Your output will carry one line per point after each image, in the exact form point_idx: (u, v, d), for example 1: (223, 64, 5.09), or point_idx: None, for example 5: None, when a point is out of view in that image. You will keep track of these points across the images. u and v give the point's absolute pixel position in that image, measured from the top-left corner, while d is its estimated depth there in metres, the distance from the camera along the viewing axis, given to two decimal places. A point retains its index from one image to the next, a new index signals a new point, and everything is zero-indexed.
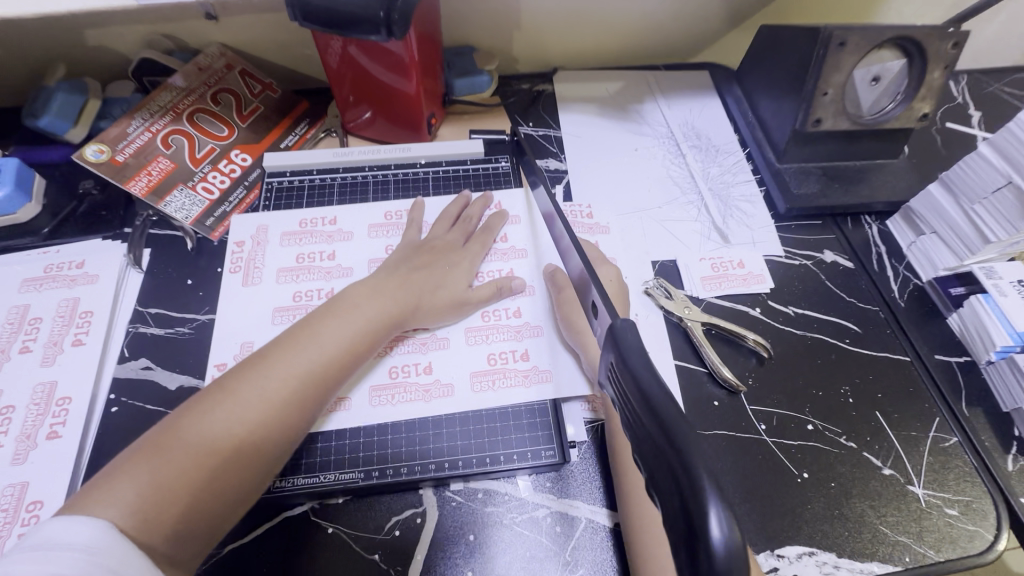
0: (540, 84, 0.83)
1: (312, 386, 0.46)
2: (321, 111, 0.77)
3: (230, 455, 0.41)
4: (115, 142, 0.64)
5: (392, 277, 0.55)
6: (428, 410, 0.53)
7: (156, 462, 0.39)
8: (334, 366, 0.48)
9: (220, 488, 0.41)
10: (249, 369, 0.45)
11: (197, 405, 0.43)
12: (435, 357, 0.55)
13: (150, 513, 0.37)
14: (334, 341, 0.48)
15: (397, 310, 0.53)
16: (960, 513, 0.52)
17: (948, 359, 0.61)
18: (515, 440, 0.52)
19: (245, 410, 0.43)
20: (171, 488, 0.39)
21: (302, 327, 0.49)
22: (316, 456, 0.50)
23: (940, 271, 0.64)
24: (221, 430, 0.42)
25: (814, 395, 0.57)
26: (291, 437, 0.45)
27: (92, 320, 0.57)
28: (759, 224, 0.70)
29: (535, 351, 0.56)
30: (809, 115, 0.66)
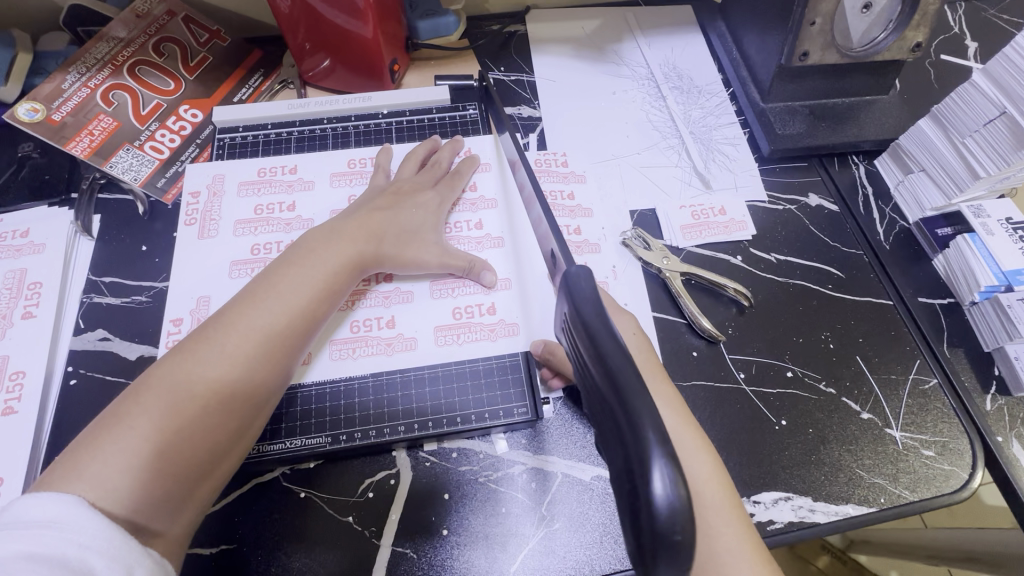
0: (511, 24, 0.77)
1: (278, 342, 0.43)
2: (275, 59, 0.71)
3: (198, 418, 0.39)
4: (50, 100, 0.59)
5: (353, 220, 0.51)
6: (394, 363, 0.51)
7: (117, 434, 0.37)
8: (300, 318, 0.45)
9: (190, 453, 0.39)
10: (208, 330, 0.42)
11: (156, 373, 0.40)
12: (399, 311, 0.53)
13: (115, 482, 0.35)
14: (296, 292, 0.45)
15: (360, 259, 0.49)
16: (936, 454, 0.52)
17: (931, 301, 0.59)
18: (486, 399, 0.51)
19: (207, 374, 0.40)
20: (138, 460, 0.37)
21: (260, 282, 0.45)
22: (281, 422, 0.49)
23: (926, 211, 0.62)
24: (182, 396, 0.39)
25: (793, 342, 0.56)
26: (263, 397, 0.43)
27: (41, 292, 0.54)
28: (742, 168, 0.67)
29: (503, 304, 0.54)
30: (795, 48, 0.62)
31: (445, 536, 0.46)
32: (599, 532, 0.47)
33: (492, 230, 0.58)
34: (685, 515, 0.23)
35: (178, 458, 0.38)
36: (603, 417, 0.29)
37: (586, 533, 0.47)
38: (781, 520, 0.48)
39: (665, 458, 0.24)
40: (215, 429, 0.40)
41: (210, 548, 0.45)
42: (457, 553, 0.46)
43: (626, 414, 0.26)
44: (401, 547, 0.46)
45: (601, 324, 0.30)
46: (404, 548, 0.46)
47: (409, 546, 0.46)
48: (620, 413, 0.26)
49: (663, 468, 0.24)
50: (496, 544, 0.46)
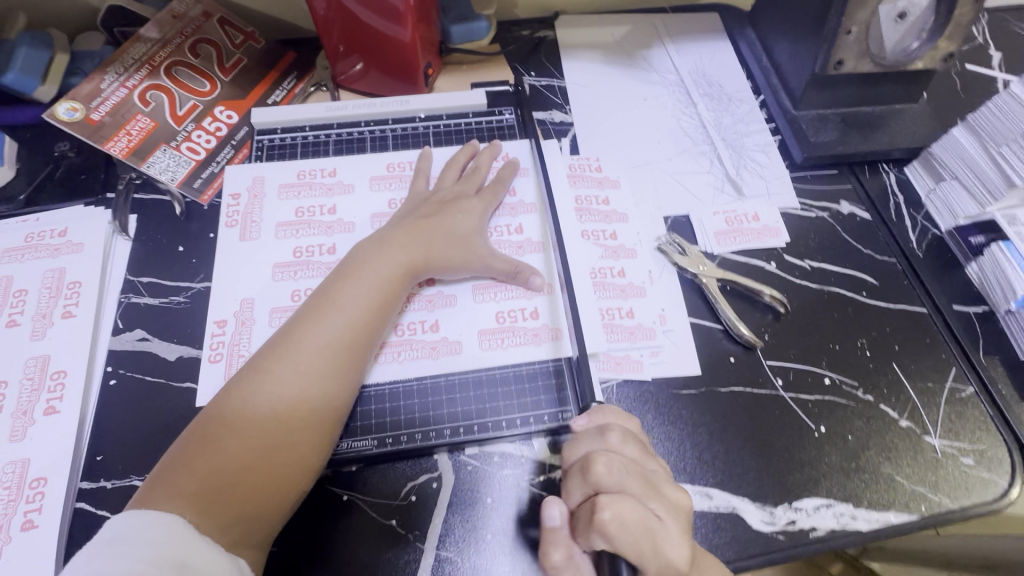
0: (541, 30, 0.78)
1: (344, 356, 0.45)
2: (308, 62, 0.71)
3: (279, 435, 0.41)
4: (89, 100, 0.59)
5: (401, 229, 0.52)
6: (439, 367, 0.51)
7: (207, 452, 0.40)
8: (362, 327, 0.46)
9: (275, 470, 0.41)
10: (278, 348, 0.44)
11: (235, 393, 0.42)
12: (442, 315, 0.53)
13: (211, 502, 0.39)
14: (355, 303, 0.46)
15: (409, 266, 0.50)
16: (975, 462, 0.52)
17: (965, 309, 0.60)
18: (530, 403, 0.51)
19: (282, 391, 0.42)
20: (228, 477, 0.39)
21: (323, 295, 0.47)
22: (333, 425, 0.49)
23: (960, 220, 0.62)
24: (264, 415, 0.42)
25: (830, 349, 0.56)
26: (337, 409, 0.44)
27: (81, 291, 0.54)
28: (773, 175, 0.67)
29: (545, 309, 0.54)
30: (830, 57, 0.62)
31: (488, 540, 0.46)
32: None
33: (532, 234, 0.59)
34: None
35: (263, 471, 0.40)
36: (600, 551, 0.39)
37: None
38: (824, 527, 0.48)
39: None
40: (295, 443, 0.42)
41: None
42: (501, 558, 0.46)
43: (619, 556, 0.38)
44: (444, 552, 0.46)
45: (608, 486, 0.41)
46: (447, 552, 0.46)
47: (452, 550, 0.46)
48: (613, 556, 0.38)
49: None
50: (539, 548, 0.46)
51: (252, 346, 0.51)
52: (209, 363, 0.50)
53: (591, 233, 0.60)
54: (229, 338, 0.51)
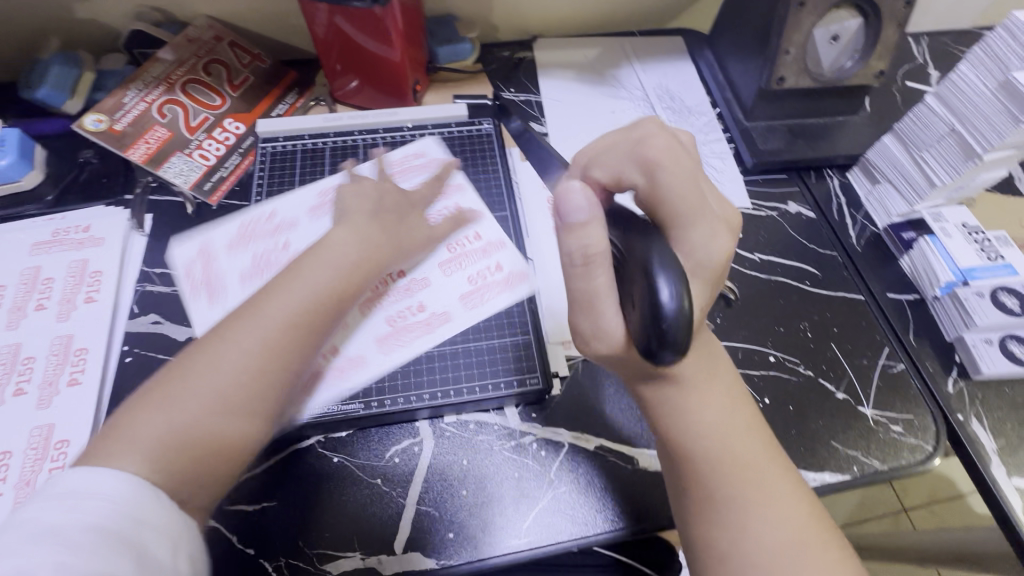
0: (520, 51, 0.86)
1: (311, 328, 0.44)
2: (308, 80, 0.79)
3: (238, 401, 0.41)
4: (113, 112, 0.67)
5: (373, 216, 0.53)
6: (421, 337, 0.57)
7: (162, 410, 0.39)
8: (333, 301, 0.46)
9: (231, 434, 0.41)
10: (244, 315, 0.43)
11: (194, 354, 0.42)
12: (423, 295, 0.59)
13: (165, 459, 0.38)
14: (323, 278, 0.46)
15: (383, 246, 0.51)
16: (904, 429, 0.58)
17: (898, 297, 0.66)
18: (501, 371, 0.57)
19: (244, 355, 0.41)
20: (183, 435, 0.39)
21: (291, 266, 0.46)
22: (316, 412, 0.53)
23: (893, 217, 0.69)
24: (225, 379, 0.41)
25: (776, 330, 0.63)
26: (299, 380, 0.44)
27: (101, 280, 0.61)
28: (728, 179, 0.74)
29: (506, 260, 0.62)
30: (773, 73, 0.70)
31: (464, 496, 0.52)
32: (604, 496, 0.52)
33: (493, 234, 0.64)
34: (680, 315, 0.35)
35: (219, 433, 0.40)
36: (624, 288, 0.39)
37: (590, 495, 0.52)
38: None
39: (670, 280, 0.35)
40: (263, 406, 0.42)
41: (253, 506, 0.51)
42: (474, 511, 0.51)
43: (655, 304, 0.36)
44: (423, 506, 0.51)
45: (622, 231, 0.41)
46: (426, 506, 0.51)
47: (432, 505, 0.51)
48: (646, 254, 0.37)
49: (670, 286, 0.35)
50: (509, 503, 0.52)
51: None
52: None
53: None
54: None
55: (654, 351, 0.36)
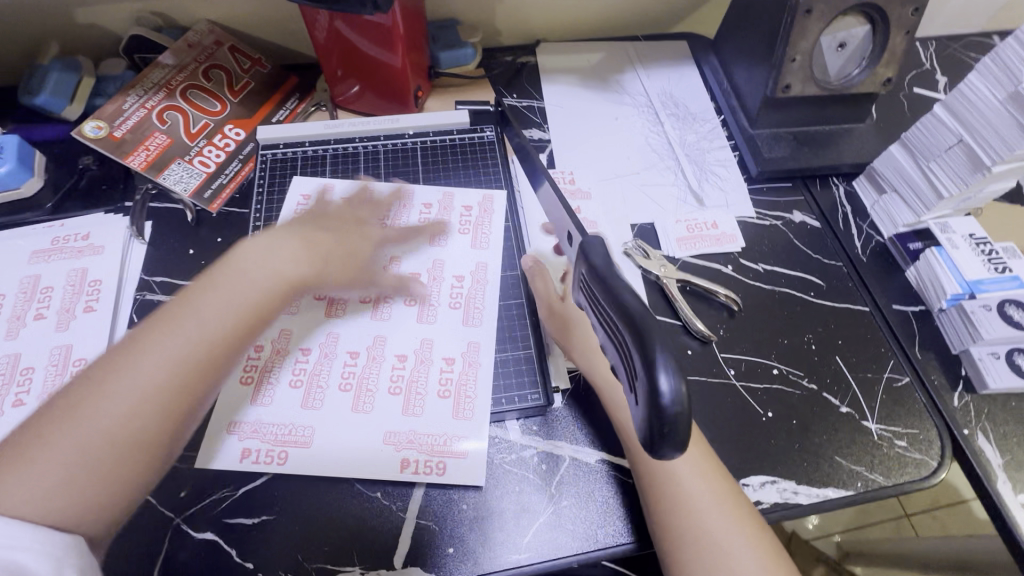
0: (523, 56, 0.85)
1: (204, 360, 0.44)
2: (310, 85, 0.78)
3: (121, 438, 0.40)
4: (112, 118, 0.66)
5: (297, 235, 0.53)
6: (415, 330, 0.58)
7: (42, 448, 0.38)
8: (229, 332, 0.45)
9: (116, 470, 0.40)
10: (132, 347, 0.42)
11: (79, 389, 0.41)
12: (452, 273, 0.63)
13: (47, 498, 0.37)
14: (221, 310, 0.45)
15: (297, 274, 0.50)
16: (909, 444, 0.57)
17: (904, 309, 0.65)
18: (504, 385, 0.57)
19: (133, 389, 0.41)
20: (62, 474, 0.38)
21: (180, 300, 0.45)
22: (383, 420, 0.54)
23: (899, 227, 0.68)
24: (108, 414, 0.40)
25: (779, 343, 0.62)
26: (193, 412, 0.44)
27: (100, 289, 0.60)
28: (732, 187, 0.73)
29: (473, 196, 0.68)
30: (779, 81, 0.69)
31: (464, 510, 0.52)
32: (605, 511, 0.52)
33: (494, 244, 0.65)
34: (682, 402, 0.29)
35: (102, 471, 0.39)
36: (605, 336, 0.37)
37: (591, 510, 0.52)
38: (768, 501, 0.53)
39: (668, 363, 0.30)
40: (150, 440, 0.41)
41: (252, 519, 0.51)
42: (476, 526, 0.51)
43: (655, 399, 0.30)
44: (424, 520, 0.51)
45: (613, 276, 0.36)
46: (427, 521, 0.51)
47: (432, 518, 0.51)
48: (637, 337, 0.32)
49: (667, 372, 0.30)
50: (510, 517, 0.51)
51: (336, 440, 0.53)
52: (241, 463, 0.52)
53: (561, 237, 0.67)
54: (269, 444, 0.52)
55: (657, 445, 0.31)
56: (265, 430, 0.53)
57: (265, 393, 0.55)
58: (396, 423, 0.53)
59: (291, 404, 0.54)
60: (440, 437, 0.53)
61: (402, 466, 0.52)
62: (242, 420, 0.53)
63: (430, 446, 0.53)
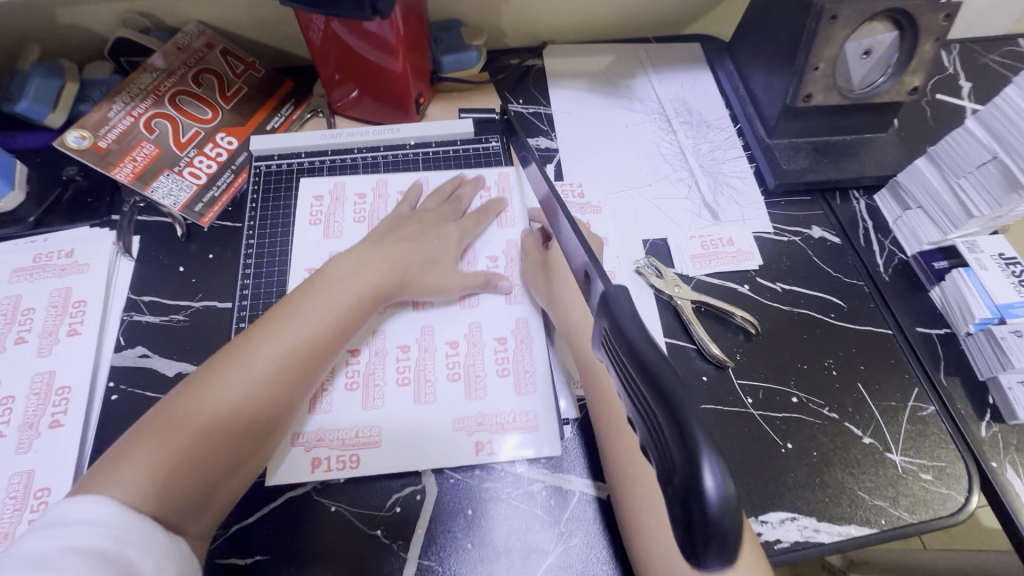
0: (530, 59, 0.81)
1: (298, 367, 0.50)
2: (306, 91, 0.75)
3: (226, 432, 0.46)
4: (97, 127, 0.63)
5: (380, 249, 0.58)
6: (460, 317, 0.60)
7: (157, 439, 0.44)
8: (323, 337, 0.51)
9: (220, 460, 0.45)
10: (238, 353, 0.49)
11: (192, 387, 0.47)
12: (490, 258, 0.64)
13: (160, 485, 0.42)
14: (319, 316, 0.52)
15: (380, 283, 0.56)
16: (934, 478, 0.54)
17: (928, 331, 0.62)
18: (516, 408, 0.55)
19: (237, 389, 0.47)
20: (175, 462, 0.43)
21: (287, 306, 0.52)
22: (435, 406, 0.55)
23: (924, 245, 0.65)
24: (216, 410, 0.46)
25: (799, 368, 0.59)
26: (283, 413, 0.49)
27: (85, 310, 0.57)
28: (748, 201, 0.70)
29: (492, 177, 0.69)
30: (800, 90, 0.65)
31: (468, 549, 0.49)
32: (617, 553, 0.49)
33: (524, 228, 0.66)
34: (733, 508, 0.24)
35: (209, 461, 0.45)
36: (628, 403, 0.31)
37: (602, 551, 0.49)
38: (787, 539, 0.51)
39: (713, 456, 0.25)
40: (254, 427, 0.47)
41: (245, 559, 0.48)
42: (480, 565, 0.48)
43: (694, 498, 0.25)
44: (425, 560, 0.48)
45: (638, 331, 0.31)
46: (429, 560, 0.48)
47: (434, 559, 0.48)
48: (670, 417, 0.26)
49: (713, 467, 0.25)
50: (516, 558, 0.49)
51: (399, 425, 0.54)
52: (313, 473, 0.51)
53: None
54: (340, 449, 0.52)
55: (698, 552, 0.26)
56: (331, 437, 0.53)
57: (323, 399, 0.55)
58: (462, 408, 0.54)
59: (352, 405, 0.55)
60: (507, 415, 0.54)
61: (475, 450, 0.52)
62: (304, 430, 0.53)
63: (498, 425, 0.54)
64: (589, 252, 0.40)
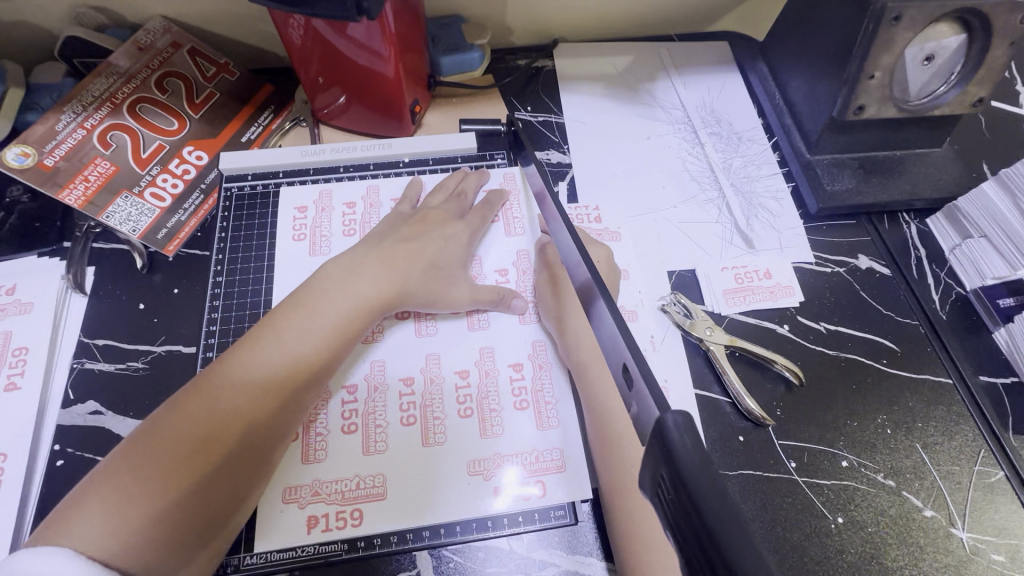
0: (539, 60, 0.73)
1: (286, 388, 0.42)
2: (288, 96, 0.66)
3: (204, 473, 0.38)
4: (42, 142, 0.54)
5: (375, 255, 0.50)
6: (469, 340, 0.51)
7: (122, 485, 0.36)
8: (308, 361, 0.44)
9: (199, 504, 0.38)
10: (215, 376, 0.41)
11: (163, 419, 0.39)
12: (498, 269, 0.56)
13: (124, 541, 0.34)
14: (302, 336, 0.44)
15: (377, 298, 0.48)
16: (1006, 559, 0.47)
17: (993, 381, 0.55)
18: (533, 468, 0.46)
19: (215, 420, 0.39)
20: (143, 510, 0.36)
21: (264, 327, 0.44)
22: (444, 454, 0.46)
23: (988, 280, 0.57)
24: (190, 444, 0.38)
25: (847, 427, 0.52)
26: (270, 443, 0.42)
27: (27, 358, 0.50)
28: (786, 226, 0.62)
29: (495, 180, 0.61)
30: (851, 101, 0.57)
31: None
32: None
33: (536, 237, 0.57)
34: None
35: (185, 507, 0.37)
36: None
37: None
38: None
39: None
40: (231, 471, 0.40)
41: None
42: None
43: None
44: None
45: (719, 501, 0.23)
46: None
47: None
48: None
49: None
50: None
51: (405, 474, 0.45)
52: (310, 535, 0.43)
53: None
54: (339, 505, 0.44)
55: None
56: (329, 489, 0.45)
57: (316, 443, 0.46)
58: (477, 449, 0.46)
59: (350, 451, 0.46)
60: (530, 453, 0.47)
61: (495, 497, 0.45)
62: (297, 483, 0.45)
63: (521, 466, 0.46)
64: (618, 316, 0.33)
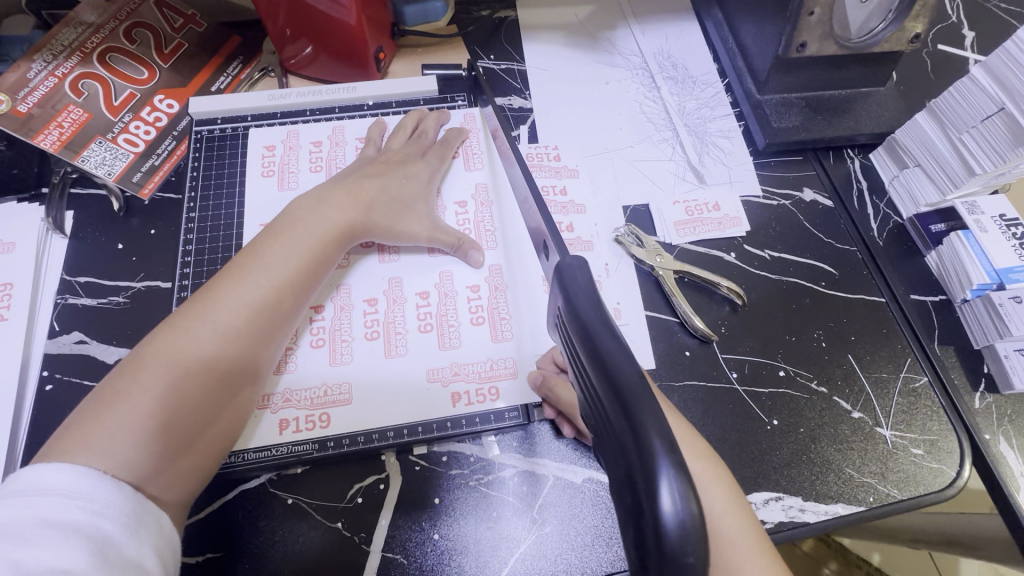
0: (502, 10, 0.74)
1: (269, 314, 0.45)
2: (255, 47, 0.68)
3: (199, 395, 0.40)
4: (15, 90, 0.55)
5: (341, 184, 0.52)
6: (429, 265, 0.55)
7: (120, 410, 0.38)
8: (294, 286, 0.46)
9: (196, 422, 0.40)
10: (199, 306, 0.43)
11: (151, 347, 0.41)
12: (459, 201, 0.59)
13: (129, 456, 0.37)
14: (287, 262, 0.46)
15: (345, 225, 0.50)
16: (924, 452, 0.52)
17: (923, 299, 0.59)
18: (484, 372, 0.50)
19: (206, 346, 0.41)
20: (143, 429, 0.38)
21: (247, 253, 0.46)
22: (404, 364, 0.50)
23: (920, 207, 0.61)
24: (183, 367, 0.40)
25: (786, 341, 0.56)
26: (256, 365, 0.44)
27: (12, 293, 0.52)
28: (736, 162, 0.65)
29: (456, 120, 0.64)
30: (793, 39, 0.60)
31: (436, 540, 0.45)
32: (594, 540, 0.45)
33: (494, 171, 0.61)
34: (695, 529, 0.23)
35: (184, 424, 0.40)
36: (595, 414, 0.30)
37: (577, 538, 0.45)
38: (772, 520, 0.48)
39: (673, 469, 0.24)
40: (224, 392, 0.42)
41: (196, 557, 0.43)
42: (449, 560, 0.44)
43: (650, 507, 0.24)
44: (390, 553, 0.44)
45: (599, 323, 0.29)
46: (393, 553, 0.44)
47: (399, 551, 0.44)
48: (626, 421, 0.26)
49: (671, 480, 0.24)
50: (486, 548, 0.45)
51: (370, 383, 0.49)
52: (281, 435, 0.47)
53: (543, 188, 0.61)
54: (308, 409, 0.48)
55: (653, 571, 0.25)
56: (299, 396, 0.49)
57: (286, 356, 0.50)
58: (436, 359, 0.50)
59: (317, 362, 0.50)
60: (484, 362, 0.51)
61: (453, 400, 0.49)
62: (270, 392, 0.49)
63: (476, 374, 0.50)
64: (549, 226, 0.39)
